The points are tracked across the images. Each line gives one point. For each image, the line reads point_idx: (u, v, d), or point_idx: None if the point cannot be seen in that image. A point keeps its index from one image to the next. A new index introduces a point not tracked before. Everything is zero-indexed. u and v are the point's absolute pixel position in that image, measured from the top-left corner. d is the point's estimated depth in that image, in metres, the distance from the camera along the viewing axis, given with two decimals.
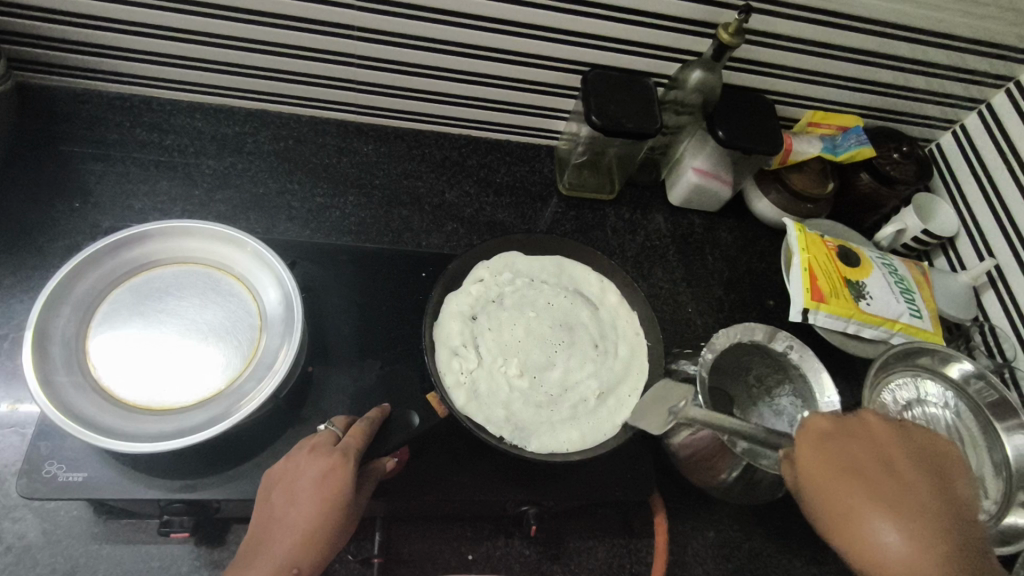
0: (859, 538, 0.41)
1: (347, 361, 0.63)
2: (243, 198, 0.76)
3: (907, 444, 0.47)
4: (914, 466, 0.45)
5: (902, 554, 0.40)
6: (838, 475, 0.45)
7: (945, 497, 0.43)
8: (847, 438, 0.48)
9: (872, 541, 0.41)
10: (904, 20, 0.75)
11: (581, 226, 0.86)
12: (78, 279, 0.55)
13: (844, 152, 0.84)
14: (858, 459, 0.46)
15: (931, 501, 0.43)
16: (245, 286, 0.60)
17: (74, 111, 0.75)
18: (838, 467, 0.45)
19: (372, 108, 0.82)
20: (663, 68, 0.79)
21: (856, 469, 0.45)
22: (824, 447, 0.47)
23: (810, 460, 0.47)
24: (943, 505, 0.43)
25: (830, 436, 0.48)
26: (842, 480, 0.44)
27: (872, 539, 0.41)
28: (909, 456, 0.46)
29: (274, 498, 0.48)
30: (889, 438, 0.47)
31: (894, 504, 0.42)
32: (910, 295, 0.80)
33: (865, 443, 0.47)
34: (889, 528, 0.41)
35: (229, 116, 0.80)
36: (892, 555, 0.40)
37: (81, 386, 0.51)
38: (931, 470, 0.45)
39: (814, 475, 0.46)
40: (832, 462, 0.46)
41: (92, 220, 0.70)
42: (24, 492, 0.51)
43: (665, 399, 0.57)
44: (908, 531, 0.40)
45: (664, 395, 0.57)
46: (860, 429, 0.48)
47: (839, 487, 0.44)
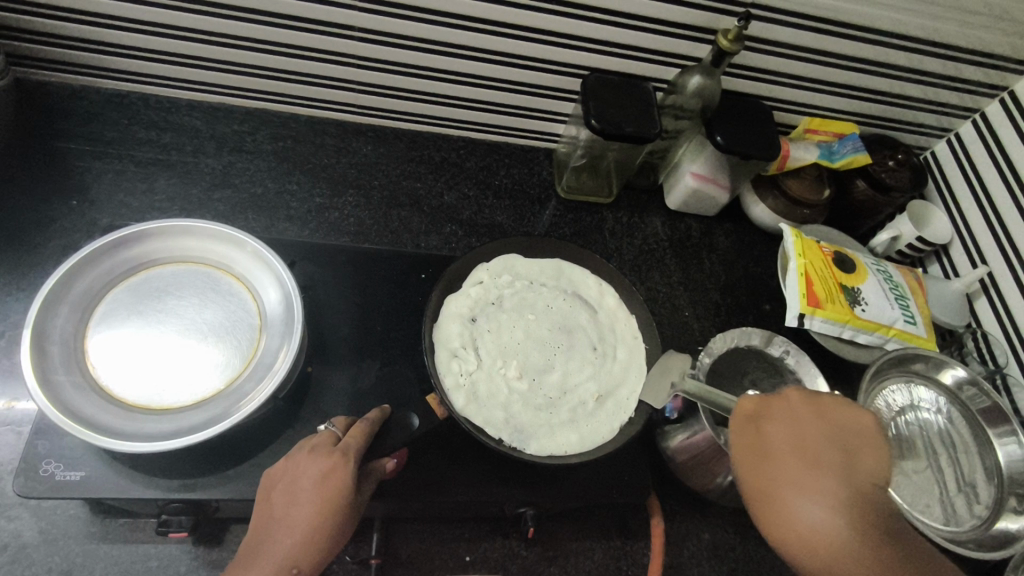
0: (778, 519, 0.46)
1: (346, 362, 0.63)
2: (242, 198, 0.76)
3: (830, 419, 0.50)
4: (833, 440, 0.49)
5: (816, 533, 0.44)
6: (762, 458, 0.48)
7: (860, 469, 0.47)
8: (772, 418, 0.50)
9: (790, 523, 0.45)
10: (902, 29, 0.76)
11: (580, 229, 0.87)
12: (77, 278, 0.55)
13: (841, 159, 0.85)
14: (781, 438, 0.49)
15: (847, 475, 0.47)
16: (245, 286, 0.60)
17: (73, 108, 0.75)
18: (762, 451, 0.49)
19: (372, 108, 0.82)
20: (663, 73, 0.80)
21: (779, 451, 0.48)
22: (750, 430, 0.50)
23: (740, 443, 0.50)
24: (856, 477, 0.47)
25: (757, 417, 0.51)
26: (766, 464, 0.48)
27: (791, 521, 0.45)
28: (830, 429, 0.49)
29: (274, 499, 0.48)
30: (811, 413, 0.50)
31: (811, 484, 0.46)
32: (904, 302, 0.81)
33: (788, 419, 0.50)
34: (804, 509, 0.45)
35: (229, 115, 0.80)
36: (806, 535, 0.44)
37: (80, 385, 0.51)
38: (849, 441, 0.49)
39: (742, 459, 0.50)
40: (758, 445, 0.49)
41: (90, 217, 0.70)
42: (21, 491, 0.50)
43: (666, 373, 0.61)
44: (822, 511, 0.45)
45: (666, 368, 0.61)
46: (786, 404, 0.51)
47: (763, 470, 0.48)
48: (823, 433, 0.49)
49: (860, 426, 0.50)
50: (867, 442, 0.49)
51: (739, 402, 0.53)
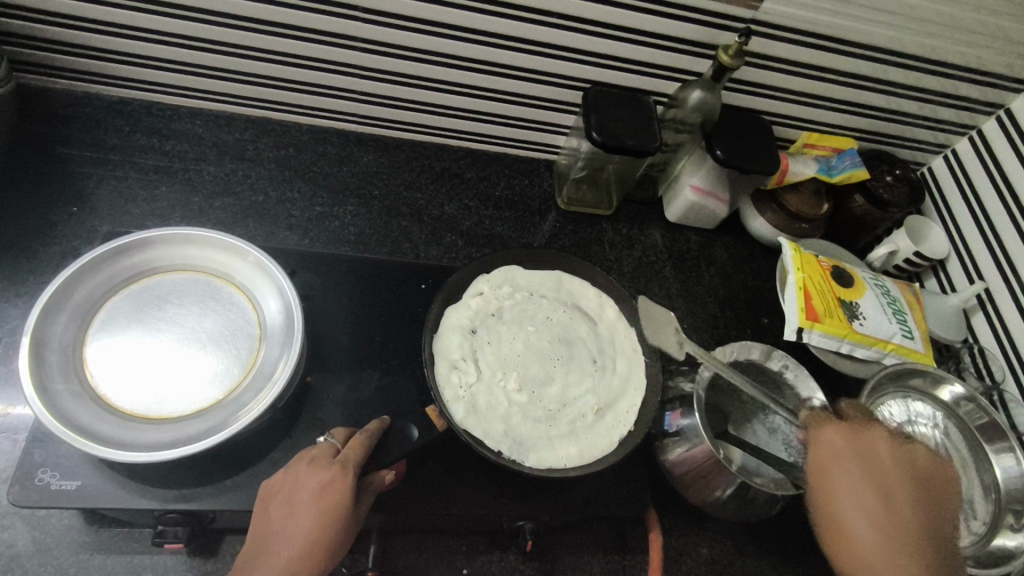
0: (852, 540, 0.51)
1: (345, 372, 0.62)
2: (242, 205, 0.76)
3: (905, 464, 0.55)
4: (906, 483, 0.54)
5: (884, 557, 0.49)
6: (844, 486, 0.53)
7: (924, 508, 0.53)
8: (858, 453, 0.55)
9: (862, 546, 0.50)
10: (900, 46, 0.77)
11: (579, 241, 0.87)
12: (77, 285, 0.55)
13: (839, 173, 0.86)
14: (860, 471, 0.54)
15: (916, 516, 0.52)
16: (245, 295, 0.60)
17: (75, 115, 0.75)
18: (844, 481, 0.54)
19: (374, 118, 0.83)
20: (663, 87, 0.80)
21: (859, 485, 0.53)
22: (834, 459, 0.55)
23: (822, 471, 0.55)
24: (921, 514, 0.52)
25: (842, 448, 0.55)
26: (847, 494, 0.53)
27: (865, 545, 0.50)
28: (903, 472, 0.54)
29: (272, 512, 0.48)
30: (884, 451, 0.55)
31: (886, 518, 0.51)
32: (902, 317, 0.82)
33: (868, 456, 0.55)
34: (878, 536, 0.50)
35: (230, 123, 0.80)
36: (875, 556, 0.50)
37: (78, 394, 0.50)
38: (915, 482, 0.54)
39: (817, 478, 0.55)
40: (838, 475, 0.54)
41: (90, 224, 0.70)
42: (16, 500, 0.50)
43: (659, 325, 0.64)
44: (890, 538, 0.50)
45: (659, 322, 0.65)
46: (865, 442, 0.56)
47: (837, 492, 0.53)
48: (893, 472, 0.54)
49: (924, 472, 0.55)
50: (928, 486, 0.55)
51: (822, 425, 0.57)
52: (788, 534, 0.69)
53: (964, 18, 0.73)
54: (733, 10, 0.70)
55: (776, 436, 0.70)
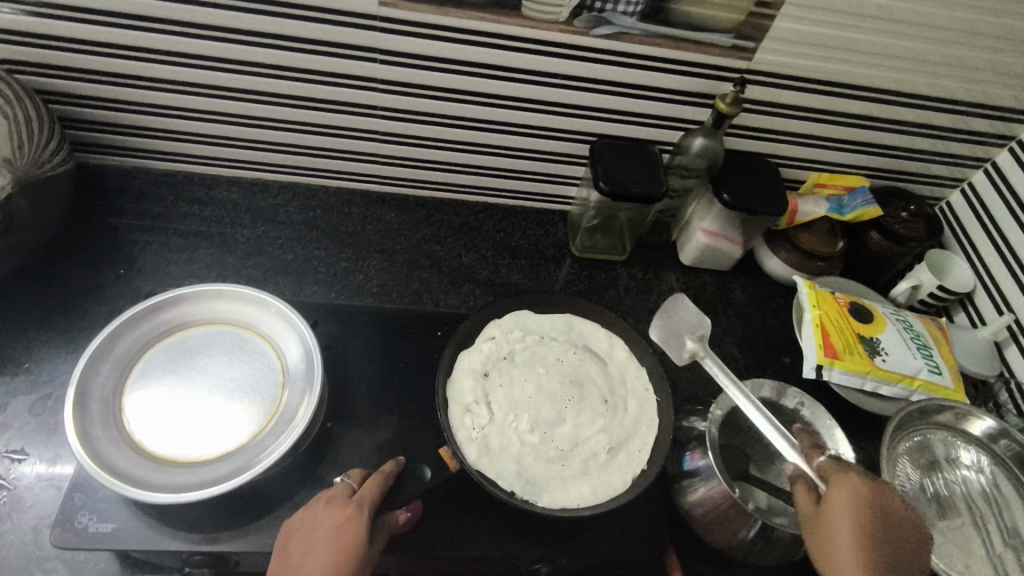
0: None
1: (365, 417, 0.65)
2: (272, 264, 0.81)
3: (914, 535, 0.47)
4: (914, 553, 0.45)
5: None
6: (865, 535, 0.45)
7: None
8: (884, 509, 0.47)
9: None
10: (899, 86, 0.79)
11: (595, 286, 0.89)
12: (118, 339, 0.60)
13: (850, 212, 0.87)
14: (883, 526, 0.46)
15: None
16: (270, 344, 0.63)
17: (125, 187, 0.83)
18: (862, 527, 0.45)
19: (395, 178, 0.88)
20: (667, 136, 0.83)
21: (876, 544, 0.45)
22: (864, 506, 0.47)
23: (842, 525, 0.46)
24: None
25: (865, 492, 0.48)
26: (863, 547, 0.44)
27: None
28: (914, 538, 0.46)
29: (292, 547, 0.49)
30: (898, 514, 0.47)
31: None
32: (927, 351, 0.80)
33: (892, 513, 0.47)
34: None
35: (264, 189, 0.87)
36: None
37: (115, 439, 0.54)
38: (922, 556, 0.46)
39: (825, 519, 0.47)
40: (859, 529, 0.45)
41: (135, 285, 0.76)
42: (57, 542, 0.53)
43: None
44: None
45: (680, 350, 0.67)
46: (889, 498, 0.48)
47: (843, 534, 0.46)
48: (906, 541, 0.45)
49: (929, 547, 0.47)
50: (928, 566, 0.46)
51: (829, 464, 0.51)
52: None
53: (959, 56, 0.75)
54: (728, 62, 0.74)
55: None
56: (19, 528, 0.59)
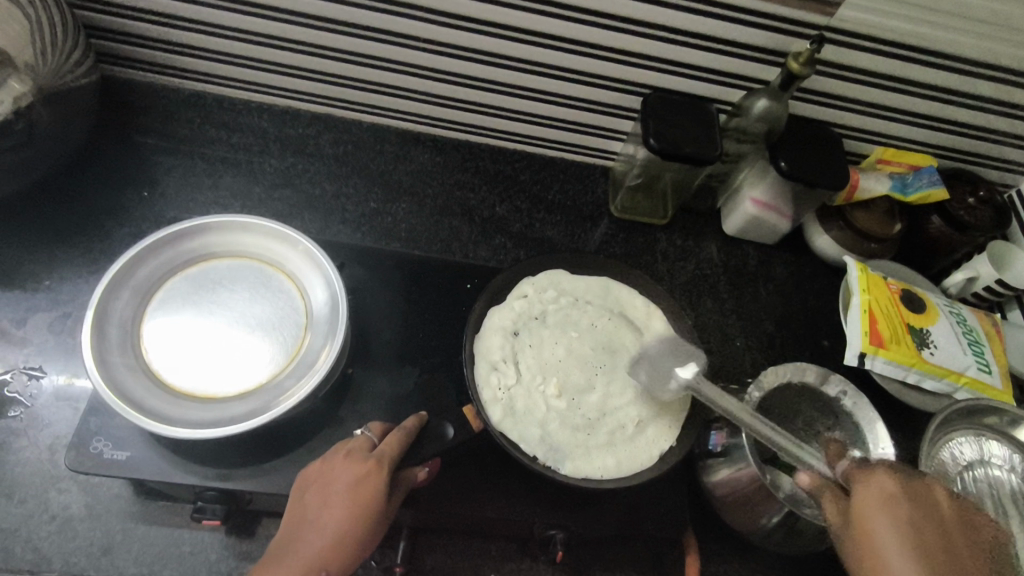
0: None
1: (387, 366, 0.63)
2: (300, 198, 0.78)
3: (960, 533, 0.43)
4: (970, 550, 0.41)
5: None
6: (914, 550, 0.40)
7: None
8: (920, 509, 0.43)
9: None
10: (993, 58, 0.71)
11: (631, 249, 0.85)
12: (140, 264, 0.57)
13: (915, 192, 0.80)
14: (930, 534, 0.41)
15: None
16: (295, 283, 0.61)
17: (152, 105, 0.79)
18: (908, 540, 0.41)
19: (432, 117, 0.83)
20: (727, 94, 0.77)
21: (929, 557, 0.40)
22: (901, 513, 0.42)
23: (888, 540, 0.41)
24: None
25: (900, 496, 0.43)
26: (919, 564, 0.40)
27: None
28: (965, 534, 0.43)
29: (308, 499, 0.48)
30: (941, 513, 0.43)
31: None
32: (978, 349, 0.76)
33: (935, 514, 0.43)
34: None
35: (293, 118, 0.82)
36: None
37: (133, 368, 0.53)
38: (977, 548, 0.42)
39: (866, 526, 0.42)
40: (908, 544, 0.40)
41: (159, 209, 0.74)
42: (71, 465, 0.53)
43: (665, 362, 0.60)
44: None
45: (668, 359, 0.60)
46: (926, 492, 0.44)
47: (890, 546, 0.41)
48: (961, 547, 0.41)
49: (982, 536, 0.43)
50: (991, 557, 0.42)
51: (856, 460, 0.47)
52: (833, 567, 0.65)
53: None
54: (807, 16, 0.67)
55: None
56: (36, 446, 0.59)
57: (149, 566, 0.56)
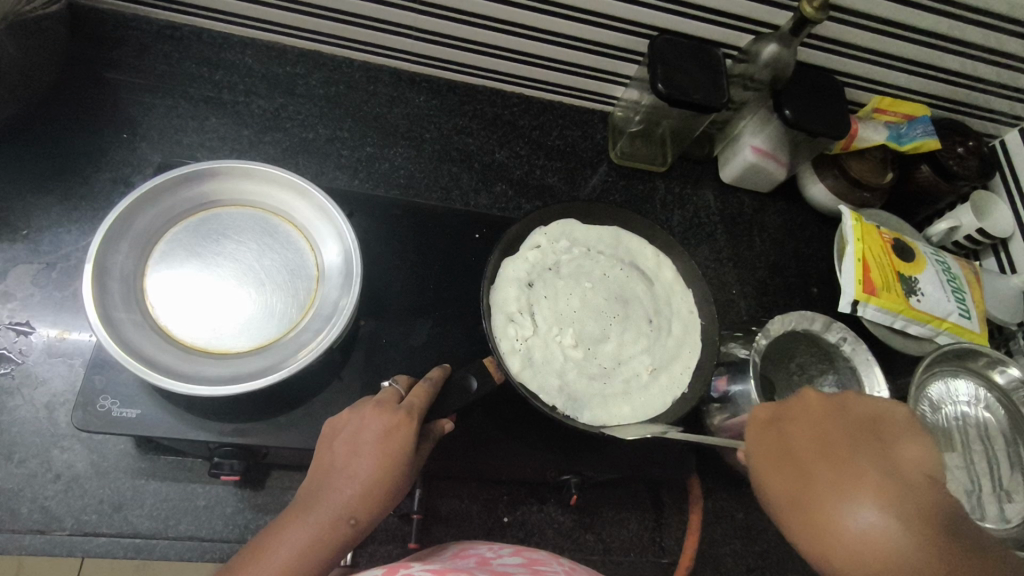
0: (834, 529, 0.36)
1: (399, 318, 0.62)
2: (292, 141, 0.74)
3: (854, 421, 0.42)
4: (862, 432, 0.41)
5: (882, 536, 0.34)
6: (788, 462, 0.41)
7: (892, 455, 0.39)
8: (796, 427, 0.43)
9: (851, 530, 0.35)
10: (1010, 9, 0.69)
11: (630, 197, 0.85)
12: (138, 213, 0.54)
13: (909, 142, 0.80)
14: (807, 441, 0.41)
15: (891, 468, 0.38)
16: (304, 236, 0.59)
17: (123, 38, 0.72)
18: (782, 460, 0.41)
19: (428, 57, 0.79)
20: (735, 38, 0.75)
21: (813, 463, 0.39)
22: (773, 438, 0.43)
23: (778, 474, 0.41)
24: (906, 464, 0.38)
25: (777, 426, 0.44)
26: (795, 477, 0.40)
27: (847, 526, 0.36)
28: (857, 420, 0.42)
29: (336, 449, 0.47)
30: (829, 414, 0.42)
31: (861, 478, 0.37)
32: (961, 295, 0.79)
33: (813, 420, 0.43)
34: (864, 507, 0.36)
35: (280, 55, 0.77)
36: (874, 545, 0.34)
37: (139, 324, 0.50)
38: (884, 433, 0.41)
39: (767, 468, 0.42)
40: (789, 463, 0.41)
41: (141, 152, 0.69)
42: (80, 424, 0.51)
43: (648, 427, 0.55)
44: (891, 513, 0.35)
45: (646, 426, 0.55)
46: (801, 405, 0.44)
47: (789, 479, 0.40)
48: (854, 436, 0.40)
49: (893, 419, 0.42)
50: (909, 436, 0.40)
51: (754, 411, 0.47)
52: None
53: None
54: None
55: None
56: (32, 404, 0.56)
57: (163, 522, 0.55)
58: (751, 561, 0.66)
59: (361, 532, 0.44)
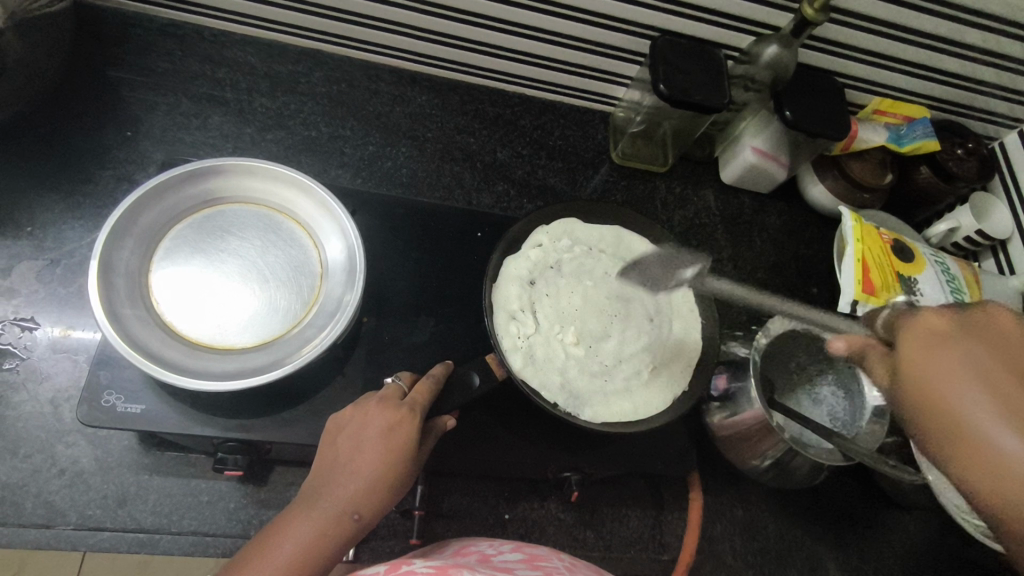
0: (972, 452, 0.32)
1: (401, 315, 0.62)
2: (295, 139, 0.75)
3: (998, 339, 0.36)
4: (997, 346, 0.35)
5: None
6: (959, 385, 0.34)
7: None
8: (968, 330, 0.36)
9: (990, 455, 0.32)
10: (1009, 12, 0.70)
11: (631, 197, 0.85)
12: (144, 210, 0.54)
13: (910, 144, 0.80)
14: (980, 354, 0.35)
15: None
16: (308, 232, 0.59)
17: (127, 36, 0.73)
18: (1005, 356, 0.34)
19: (430, 57, 0.79)
20: (735, 40, 0.75)
21: (963, 360, 0.35)
22: (928, 337, 0.37)
23: (911, 341, 0.38)
24: None
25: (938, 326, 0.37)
26: (1006, 372, 0.34)
27: (993, 452, 0.32)
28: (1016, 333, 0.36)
29: (339, 446, 0.47)
30: (975, 329, 0.36)
31: (1019, 403, 0.32)
32: (960, 295, 0.79)
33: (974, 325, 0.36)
34: None
35: (283, 54, 0.77)
36: (1018, 475, 0.30)
37: (145, 320, 0.51)
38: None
39: (909, 371, 0.37)
40: (934, 358, 0.36)
41: (145, 150, 0.69)
42: (84, 419, 0.51)
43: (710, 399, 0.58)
44: None
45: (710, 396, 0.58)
46: (987, 319, 0.37)
47: (941, 390, 0.35)
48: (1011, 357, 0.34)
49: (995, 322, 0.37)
50: None
51: (924, 314, 0.39)
52: (819, 500, 0.70)
53: None
54: None
55: (819, 407, 0.68)
56: (36, 399, 0.57)
57: (166, 517, 0.56)
58: (751, 558, 0.66)
59: (365, 527, 0.44)
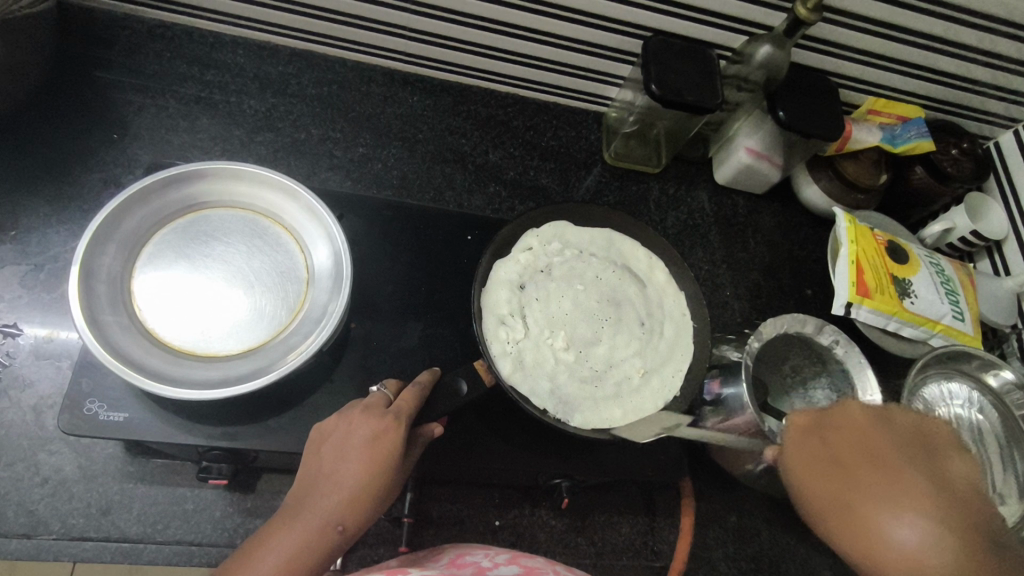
0: (877, 549, 0.37)
1: (390, 320, 0.62)
2: (284, 142, 0.74)
3: (892, 425, 0.43)
4: (906, 446, 0.41)
5: (922, 553, 0.36)
6: (839, 478, 0.41)
7: (946, 471, 0.39)
8: (828, 428, 0.44)
9: (888, 543, 0.37)
10: (1005, 11, 0.69)
11: (624, 198, 0.84)
12: (125, 215, 0.53)
13: (904, 144, 0.80)
14: (856, 446, 0.42)
15: (944, 484, 0.38)
16: (294, 237, 0.58)
17: (114, 36, 0.71)
18: (828, 464, 0.42)
19: (421, 58, 0.78)
20: (729, 40, 0.74)
21: (851, 442, 0.42)
22: (816, 441, 0.44)
23: (796, 439, 0.46)
24: (959, 484, 0.38)
25: (815, 428, 0.45)
26: (840, 480, 0.40)
27: (885, 541, 0.37)
28: (896, 427, 0.43)
29: (323, 456, 0.46)
30: (875, 416, 0.43)
31: (910, 495, 0.38)
32: (954, 297, 0.79)
33: (855, 426, 0.43)
34: (905, 523, 0.37)
35: (273, 55, 0.76)
36: (916, 560, 0.36)
37: (126, 328, 0.50)
38: (930, 444, 0.41)
39: (819, 478, 0.42)
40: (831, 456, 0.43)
41: (131, 152, 0.69)
42: (66, 428, 0.51)
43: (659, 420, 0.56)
44: (933, 527, 0.36)
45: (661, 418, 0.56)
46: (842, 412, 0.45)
47: (850, 489, 0.39)
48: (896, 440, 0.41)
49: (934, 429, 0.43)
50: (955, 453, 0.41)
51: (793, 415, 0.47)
52: None
53: None
54: None
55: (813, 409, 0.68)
56: (19, 407, 0.56)
57: (151, 526, 0.55)
58: (743, 564, 0.66)
59: (349, 538, 0.44)
